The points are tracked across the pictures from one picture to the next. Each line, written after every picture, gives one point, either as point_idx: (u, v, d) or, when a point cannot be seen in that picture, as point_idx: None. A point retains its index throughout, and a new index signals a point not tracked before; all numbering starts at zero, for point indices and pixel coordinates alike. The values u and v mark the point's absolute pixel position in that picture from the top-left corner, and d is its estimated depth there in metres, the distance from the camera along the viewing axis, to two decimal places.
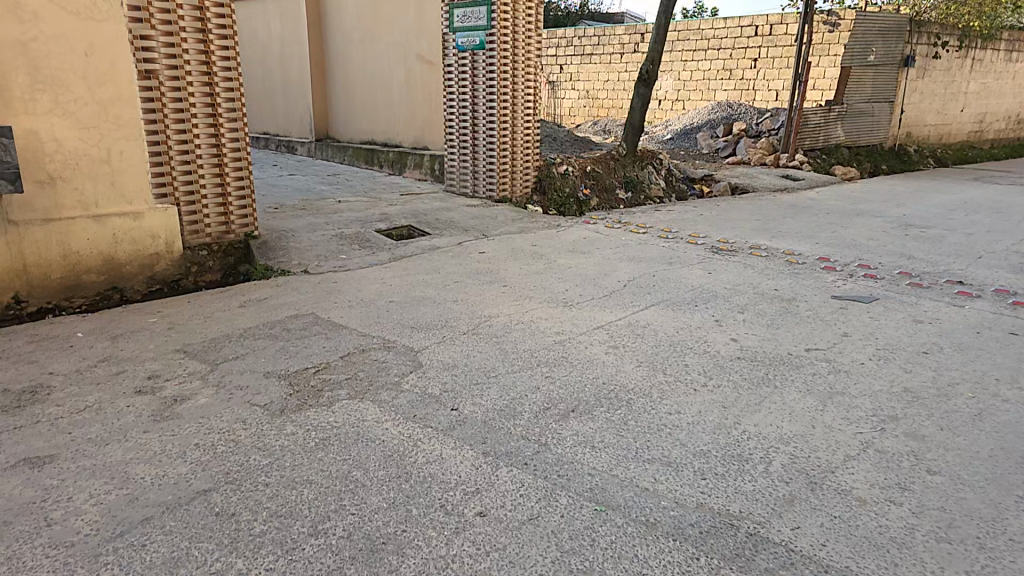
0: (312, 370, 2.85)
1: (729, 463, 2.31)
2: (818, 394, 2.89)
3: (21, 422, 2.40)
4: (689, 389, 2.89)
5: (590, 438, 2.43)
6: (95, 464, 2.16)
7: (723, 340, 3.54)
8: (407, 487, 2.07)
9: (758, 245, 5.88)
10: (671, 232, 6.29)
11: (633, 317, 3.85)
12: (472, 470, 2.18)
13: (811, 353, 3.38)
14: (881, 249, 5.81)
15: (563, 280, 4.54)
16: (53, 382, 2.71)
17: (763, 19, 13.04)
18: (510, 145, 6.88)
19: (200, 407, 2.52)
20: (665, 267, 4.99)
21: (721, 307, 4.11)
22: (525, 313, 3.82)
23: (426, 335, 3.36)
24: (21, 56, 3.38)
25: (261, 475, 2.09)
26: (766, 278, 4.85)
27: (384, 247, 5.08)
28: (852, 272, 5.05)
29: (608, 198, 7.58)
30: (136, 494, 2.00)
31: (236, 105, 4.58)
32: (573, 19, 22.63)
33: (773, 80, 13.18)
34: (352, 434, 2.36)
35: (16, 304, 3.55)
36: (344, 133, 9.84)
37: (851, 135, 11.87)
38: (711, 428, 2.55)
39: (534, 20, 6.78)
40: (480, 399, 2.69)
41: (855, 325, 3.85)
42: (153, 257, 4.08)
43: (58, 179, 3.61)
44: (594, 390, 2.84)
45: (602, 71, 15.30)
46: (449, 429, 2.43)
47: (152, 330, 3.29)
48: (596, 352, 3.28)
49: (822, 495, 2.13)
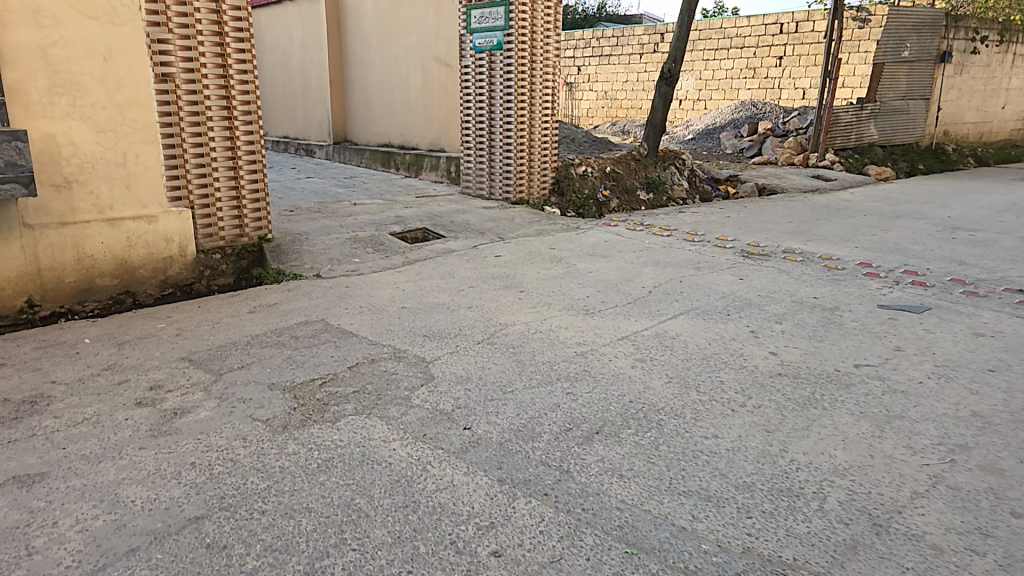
0: (318, 382, 2.69)
1: (777, 498, 2.12)
2: (874, 418, 2.67)
3: (16, 436, 2.18)
4: (725, 410, 2.69)
5: (616, 465, 2.24)
6: (86, 484, 1.94)
7: (760, 354, 3.30)
8: (414, 519, 1.89)
9: (792, 249, 5.59)
10: (697, 234, 6.04)
11: (662, 327, 3.61)
12: (486, 501, 2.00)
13: (862, 370, 3.14)
14: (928, 254, 5.46)
15: (585, 286, 4.32)
16: (54, 393, 2.51)
17: (788, 17, 12.66)
18: (528, 145, 6.68)
19: (201, 422, 2.32)
20: (692, 272, 4.75)
21: (756, 316, 3.86)
22: (544, 321, 3.61)
23: (440, 345, 3.18)
24: (40, 60, 3.28)
25: (258, 501, 1.90)
26: (805, 284, 4.55)
27: (399, 250, 4.93)
28: (898, 279, 4.73)
29: (630, 199, 7.30)
30: (124, 520, 1.79)
31: (253, 109, 4.39)
32: (591, 21, 22.34)
33: (800, 78, 12.73)
34: (357, 455, 2.18)
35: (28, 309, 3.44)
36: (362, 135, 9.75)
37: (885, 133, 11.40)
38: (754, 456, 2.36)
39: (553, 19, 6.59)
40: (495, 417, 2.50)
41: (908, 339, 3.57)
42: (168, 260, 3.96)
43: (74, 183, 3.51)
44: (620, 410, 2.63)
45: (621, 72, 14.98)
46: (462, 452, 2.25)
47: (160, 337, 3.13)
48: (621, 366, 3.06)
49: (889, 541, 1.92)
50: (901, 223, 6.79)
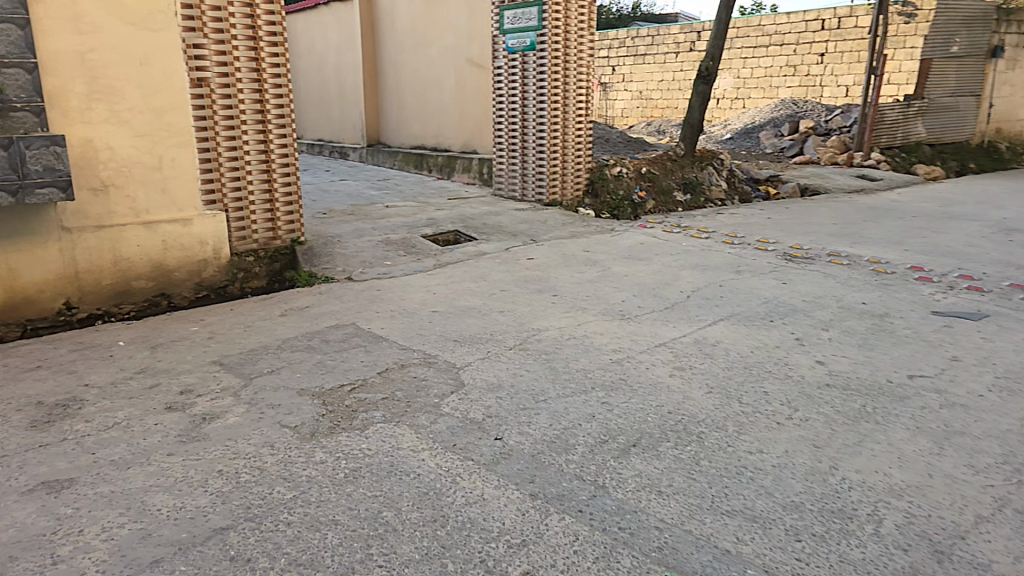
0: (348, 388, 2.64)
1: (829, 521, 1.96)
2: (932, 433, 2.48)
3: (48, 440, 2.20)
4: (771, 423, 2.53)
5: (654, 481, 2.12)
6: (113, 491, 1.92)
7: (807, 363, 3.11)
8: (443, 534, 1.81)
9: (838, 251, 5.33)
10: (737, 236, 5.81)
11: (702, 333, 3.46)
12: (517, 517, 1.90)
13: (917, 381, 2.93)
14: (983, 258, 5.13)
15: (621, 290, 4.19)
16: (87, 396, 2.52)
17: (830, 12, 12.20)
18: (561, 146, 6.57)
19: (229, 428, 2.29)
20: (733, 276, 4.56)
21: (802, 323, 3.66)
22: (579, 326, 3.49)
23: (470, 350, 3.10)
24: (80, 66, 3.35)
25: (284, 512, 1.86)
26: (853, 290, 4.31)
27: (431, 253, 4.88)
28: (952, 284, 4.45)
29: (665, 200, 7.10)
30: (149, 530, 1.76)
31: (286, 112, 4.39)
32: (626, 21, 22.05)
33: (843, 75, 12.27)
34: (386, 465, 2.12)
35: (67, 311, 3.51)
36: (395, 138, 9.80)
37: (934, 131, 10.85)
38: (803, 473, 2.20)
39: (587, 19, 6.47)
40: (528, 428, 2.41)
41: (966, 348, 3.32)
42: (202, 262, 4.00)
43: (111, 187, 3.56)
44: (658, 421, 2.50)
45: (656, 71, 14.72)
46: (493, 464, 2.17)
47: (193, 341, 3.14)
48: (659, 375, 2.92)
49: (955, 571, 1.76)
50: (953, 224, 6.42)
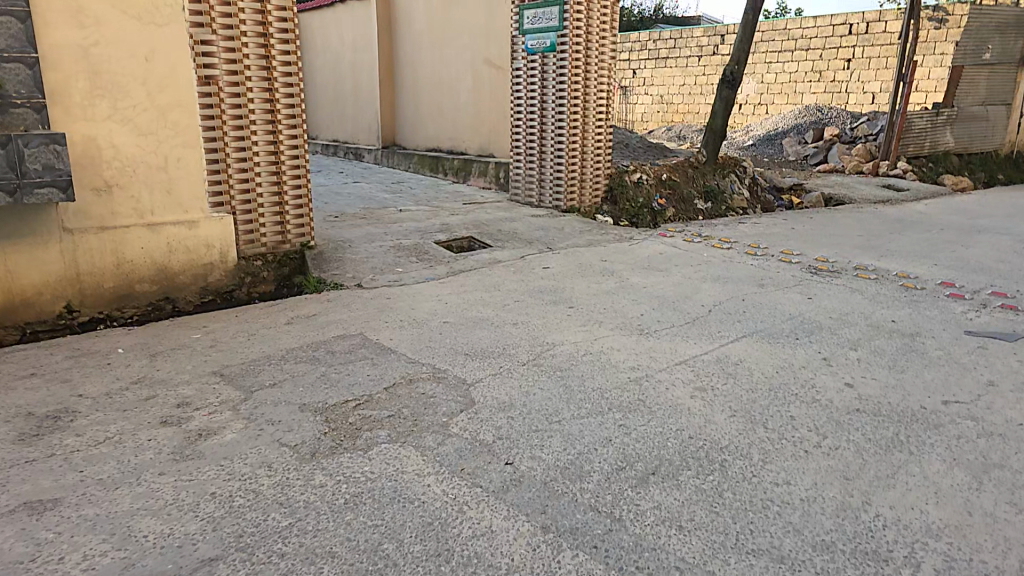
0: (353, 404, 2.52)
1: (863, 564, 1.79)
2: (970, 466, 2.29)
3: (35, 455, 2.11)
4: (798, 451, 2.36)
5: (674, 514, 1.97)
6: (98, 514, 1.82)
7: (835, 386, 2.92)
8: (447, 571, 1.68)
9: (865, 265, 5.11)
10: (759, 247, 5.62)
11: (725, 351, 3.30)
12: (527, 552, 1.77)
13: (951, 408, 2.72)
14: (1016, 274, 4.88)
15: (639, 302, 4.02)
16: (79, 408, 2.43)
17: (858, 17, 11.91)
18: (579, 151, 6.42)
19: (225, 446, 2.18)
20: (755, 290, 4.38)
21: (828, 341, 3.48)
22: (595, 342, 3.34)
23: (481, 365, 2.97)
24: (81, 61, 3.27)
25: (278, 542, 1.74)
26: (880, 306, 4.11)
27: (443, 260, 4.76)
28: (984, 302, 4.22)
29: (686, 209, 6.92)
30: (133, 559, 1.65)
31: (297, 113, 4.31)
32: (648, 23, 21.84)
33: (870, 82, 11.98)
34: (389, 492, 1.99)
35: (67, 315, 3.44)
36: (411, 140, 9.73)
37: (964, 141, 10.50)
38: (832, 509, 2.03)
39: (609, 20, 6.32)
40: (540, 452, 2.26)
41: (1001, 372, 3.11)
42: (208, 266, 3.92)
43: (114, 187, 3.50)
44: (678, 447, 2.35)
45: (678, 75, 14.52)
46: (502, 491, 2.03)
47: (193, 349, 3.05)
48: (679, 397, 2.75)
49: None
50: (982, 238, 6.17)
